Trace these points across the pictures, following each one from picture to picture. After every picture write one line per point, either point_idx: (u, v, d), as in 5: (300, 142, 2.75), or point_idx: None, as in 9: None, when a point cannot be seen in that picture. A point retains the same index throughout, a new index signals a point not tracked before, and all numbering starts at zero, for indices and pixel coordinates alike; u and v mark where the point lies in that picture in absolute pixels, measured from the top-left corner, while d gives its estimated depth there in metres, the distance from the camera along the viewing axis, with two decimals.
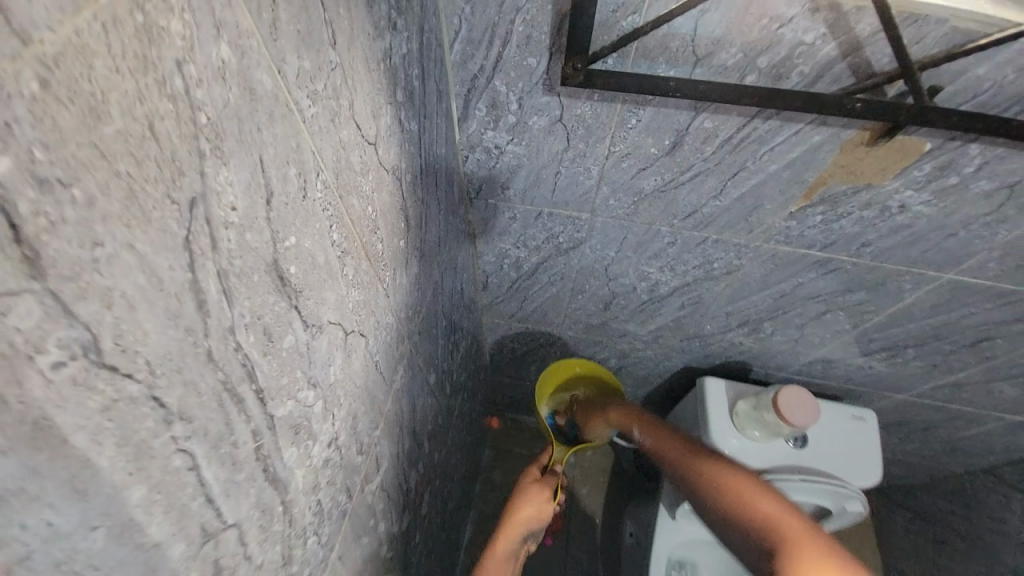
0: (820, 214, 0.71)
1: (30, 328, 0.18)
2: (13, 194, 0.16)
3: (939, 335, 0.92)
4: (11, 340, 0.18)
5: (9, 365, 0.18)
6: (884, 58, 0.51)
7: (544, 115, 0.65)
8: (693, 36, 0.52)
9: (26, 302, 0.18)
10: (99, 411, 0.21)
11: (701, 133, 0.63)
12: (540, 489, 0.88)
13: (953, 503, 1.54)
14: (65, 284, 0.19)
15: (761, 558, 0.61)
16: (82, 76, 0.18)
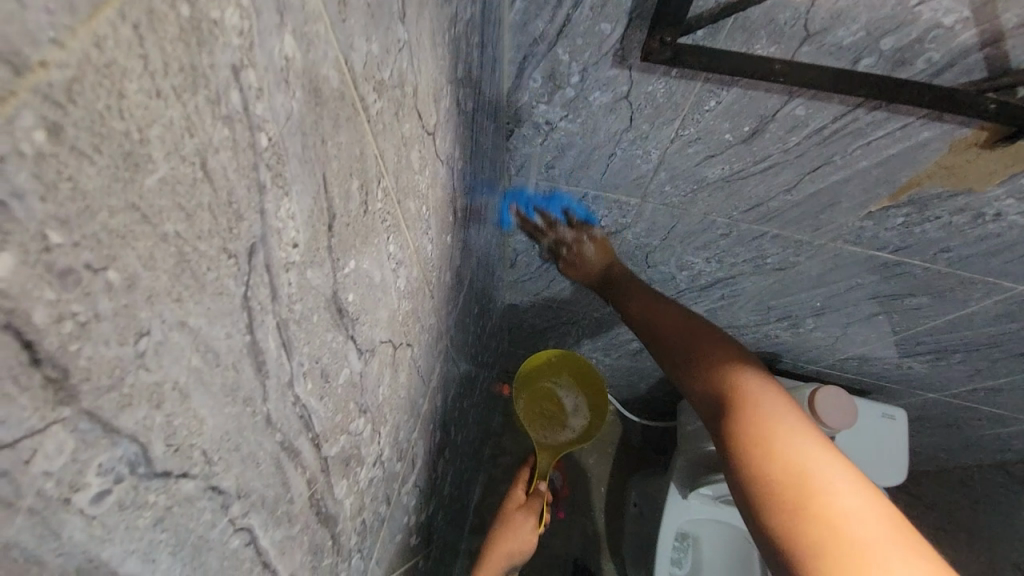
0: (903, 215, 0.64)
1: (63, 465, 0.14)
2: (28, 301, 0.12)
3: (995, 342, 0.87)
4: (43, 487, 0.14)
5: (41, 514, 0.14)
6: None
7: (609, 90, 0.57)
8: (809, 9, 0.44)
9: (55, 437, 0.14)
10: (150, 527, 0.18)
11: (789, 121, 0.55)
12: (527, 519, 0.91)
13: (958, 493, 1.56)
14: (102, 397, 0.15)
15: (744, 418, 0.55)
16: (111, 110, 0.13)
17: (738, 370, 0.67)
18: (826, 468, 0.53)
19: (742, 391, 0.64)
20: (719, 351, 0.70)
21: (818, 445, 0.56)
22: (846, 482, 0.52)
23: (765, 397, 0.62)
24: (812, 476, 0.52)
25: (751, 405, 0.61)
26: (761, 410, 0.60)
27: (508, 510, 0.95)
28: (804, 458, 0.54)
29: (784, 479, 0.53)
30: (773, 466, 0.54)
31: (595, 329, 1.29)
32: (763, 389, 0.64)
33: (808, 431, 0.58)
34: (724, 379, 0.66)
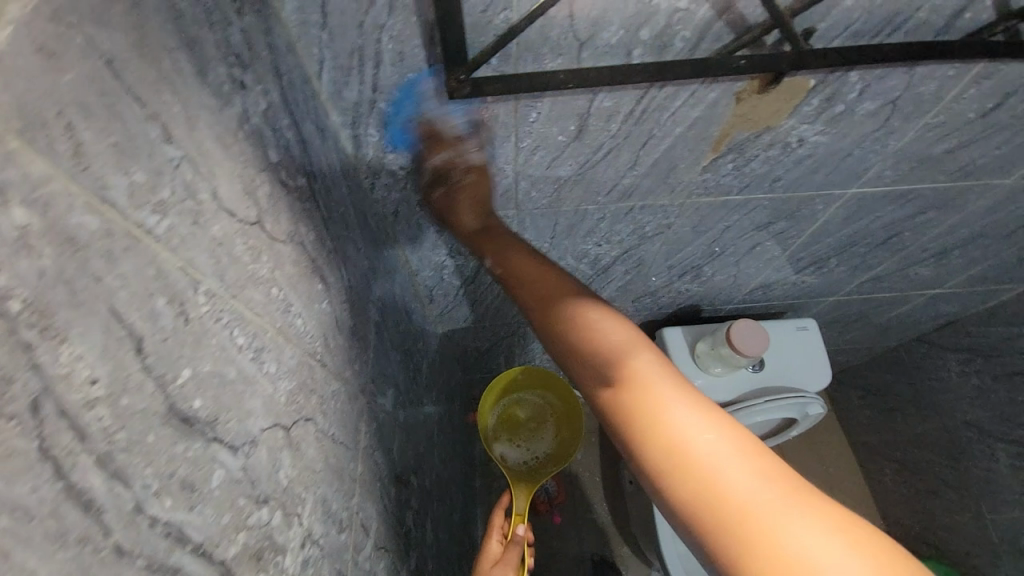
0: (731, 161, 0.73)
1: None
2: None
3: (855, 242, 1.00)
4: None
5: None
6: (756, 11, 0.51)
7: (441, 127, 0.61)
8: (571, 22, 0.50)
9: None
10: None
11: (603, 112, 0.62)
12: (503, 575, 0.82)
13: (895, 374, 1.78)
14: None
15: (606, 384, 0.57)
16: None
17: (575, 305, 0.62)
18: (705, 451, 0.49)
19: (628, 370, 0.56)
20: (569, 297, 0.63)
21: (707, 426, 0.51)
22: (736, 456, 0.48)
23: (615, 334, 0.59)
24: (683, 444, 0.50)
25: (635, 381, 0.55)
26: (643, 383, 0.55)
27: (485, 569, 0.85)
28: (686, 437, 0.50)
29: (673, 464, 0.50)
30: (662, 451, 0.51)
31: (534, 333, 1.33)
32: (628, 343, 0.58)
33: (678, 390, 0.54)
34: (606, 350, 0.58)
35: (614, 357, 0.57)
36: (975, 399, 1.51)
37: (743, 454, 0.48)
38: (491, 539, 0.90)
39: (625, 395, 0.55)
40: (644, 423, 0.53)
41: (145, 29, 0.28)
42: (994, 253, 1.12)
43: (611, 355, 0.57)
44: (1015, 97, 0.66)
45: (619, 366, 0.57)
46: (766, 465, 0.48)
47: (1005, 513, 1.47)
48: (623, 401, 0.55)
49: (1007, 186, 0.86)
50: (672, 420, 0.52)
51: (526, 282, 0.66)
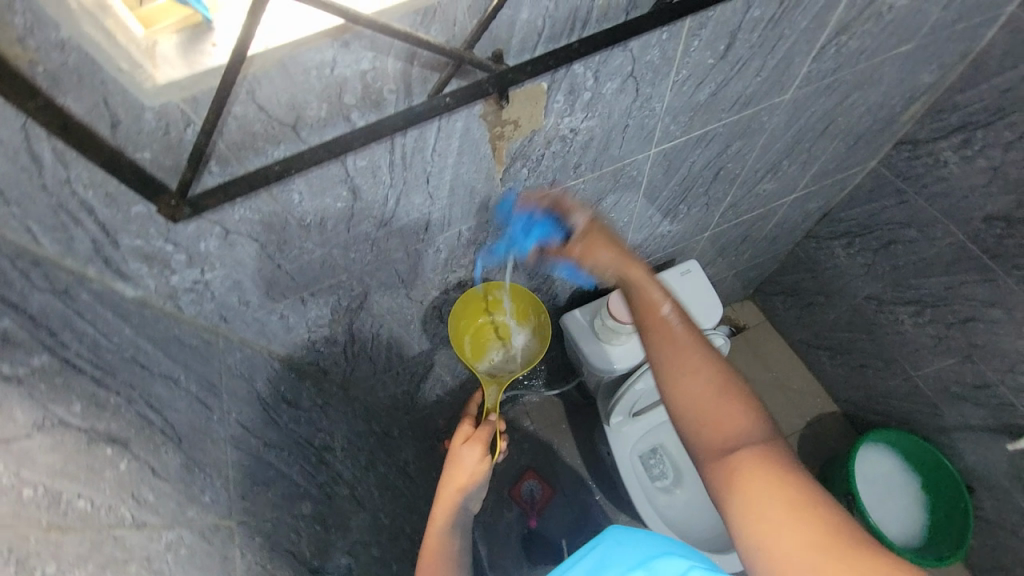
0: (522, 166, 0.75)
1: None
2: None
3: (688, 185, 1.05)
4: None
5: None
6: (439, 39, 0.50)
7: (209, 237, 0.60)
8: (266, 114, 0.49)
9: None
10: None
11: (366, 171, 0.62)
12: (473, 450, 0.85)
13: (801, 271, 1.89)
14: None
15: (725, 451, 0.62)
16: None
17: (712, 382, 0.67)
18: (781, 524, 0.53)
19: (744, 450, 0.61)
20: (703, 369, 0.68)
21: (793, 503, 0.54)
22: (821, 535, 0.51)
23: (738, 425, 0.63)
24: (797, 520, 0.53)
25: (744, 455, 0.60)
26: (751, 459, 0.59)
27: (455, 443, 0.88)
28: (790, 503, 0.54)
29: (766, 535, 0.54)
30: (761, 514, 0.55)
31: (451, 359, 1.35)
32: (744, 428, 0.63)
33: (776, 467, 0.58)
34: (731, 427, 0.63)
35: (734, 436, 0.63)
36: (865, 273, 1.62)
37: (833, 542, 0.51)
38: (461, 423, 0.91)
39: (731, 466, 0.60)
40: (752, 491, 0.57)
41: None
42: (822, 149, 1.20)
43: (732, 433, 0.63)
44: (740, 33, 0.69)
45: (738, 444, 0.62)
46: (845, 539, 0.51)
47: (927, 367, 1.55)
48: (724, 457, 0.61)
49: (789, 100, 0.92)
50: (787, 496, 0.55)
51: (667, 353, 0.71)
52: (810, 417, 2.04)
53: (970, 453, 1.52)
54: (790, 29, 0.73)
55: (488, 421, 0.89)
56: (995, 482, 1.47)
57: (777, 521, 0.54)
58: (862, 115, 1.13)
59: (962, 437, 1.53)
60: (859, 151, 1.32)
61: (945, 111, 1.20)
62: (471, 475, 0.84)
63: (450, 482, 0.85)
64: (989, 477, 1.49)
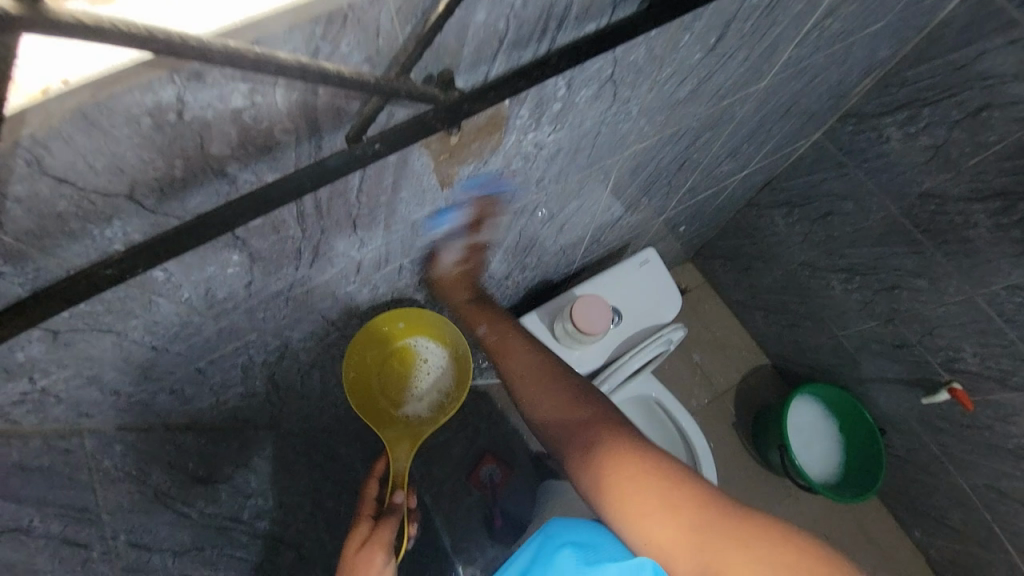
0: (475, 190, 0.60)
1: None
2: None
3: (653, 178, 0.95)
4: None
5: None
6: (358, 60, 0.33)
7: (29, 345, 0.41)
8: (79, 187, 0.31)
9: None
10: None
11: (265, 229, 0.44)
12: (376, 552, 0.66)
13: (740, 238, 1.91)
14: None
15: (582, 448, 0.64)
16: None
17: (574, 396, 0.70)
18: (651, 514, 0.54)
19: (592, 436, 0.64)
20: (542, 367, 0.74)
21: (653, 487, 0.56)
22: (673, 507, 0.54)
23: (591, 420, 0.66)
24: (644, 496, 0.56)
25: (599, 441, 0.63)
26: (602, 446, 0.62)
27: (352, 544, 0.68)
28: (639, 484, 0.57)
29: (628, 514, 0.56)
30: (621, 499, 0.57)
31: None
32: (597, 423, 0.66)
33: (633, 451, 0.60)
34: (584, 427, 0.66)
35: (592, 434, 0.65)
36: (801, 242, 1.66)
37: (689, 507, 0.53)
38: (361, 521, 0.72)
39: (584, 455, 0.63)
40: (609, 486, 0.59)
41: None
42: (781, 128, 1.14)
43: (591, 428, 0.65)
44: (733, 24, 0.57)
45: (592, 437, 0.64)
46: (706, 509, 0.53)
47: (851, 328, 1.66)
48: (592, 457, 0.62)
49: (764, 86, 0.82)
50: (632, 479, 0.57)
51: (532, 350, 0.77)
52: (746, 373, 2.12)
53: (885, 402, 1.68)
54: (783, 15, 0.62)
55: (394, 505, 0.70)
56: (904, 427, 1.66)
57: (630, 506, 0.56)
58: (823, 93, 1.07)
59: (877, 388, 1.69)
60: (811, 125, 1.27)
61: (894, 85, 1.19)
62: None
63: None
64: (896, 421, 1.68)
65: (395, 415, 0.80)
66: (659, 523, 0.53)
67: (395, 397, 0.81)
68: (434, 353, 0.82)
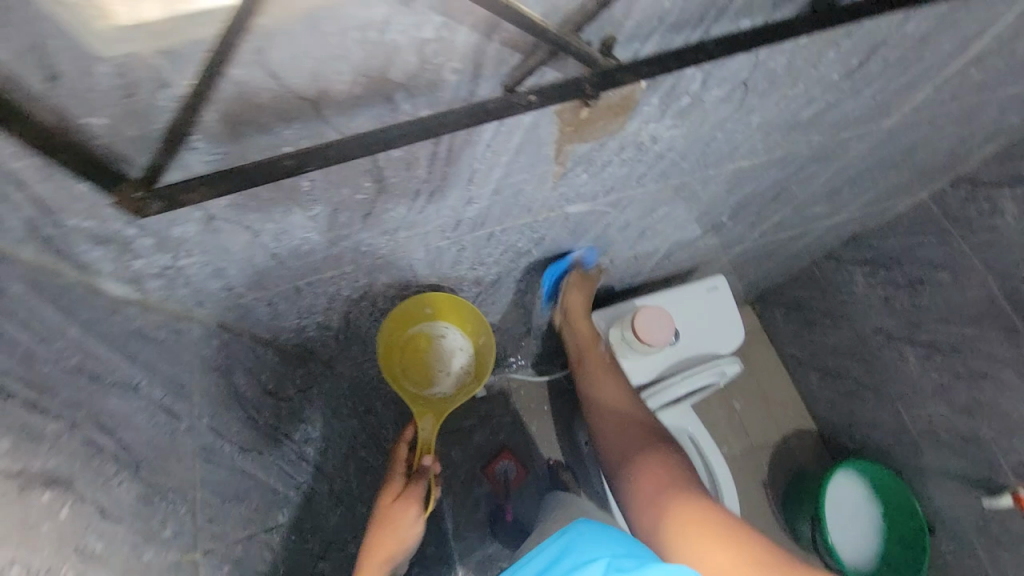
0: (582, 172, 0.62)
1: None
2: None
3: (744, 203, 0.93)
4: None
5: None
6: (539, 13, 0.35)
7: (187, 223, 0.47)
8: (281, 84, 0.35)
9: None
10: None
11: (399, 162, 0.48)
12: (407, 508, 0.75)
13: (811, 290, 1.80)
14: None
15: (658, 493, 0.77)
16: None
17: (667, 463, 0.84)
18: (702, 526, 0.64)
19: (673, 489, 0.76)
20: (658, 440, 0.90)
21: (708, 512, 0.66)
22: (717, 521, 0.64)
23: (672, 476, 0.79)
24: (698, 518, 0.66)
25: (675, 489, 0.76)
26: (676, 490, 0.75)
27: (385, 502, 0.77)
28: (700, 508, 0.68)
29: (684, 529, 0.66)
30: (680, 519, 0.68)
31: None
32: (678, 478, 0.79)
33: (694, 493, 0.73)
34: (668, 479, 0.79)
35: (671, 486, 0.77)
36: (881, 307, 1.55)
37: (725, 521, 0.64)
38: (393, 476, 0.80)
39: (660, 498, 0.76)
40: (674, 513, 0.70)
41: None
42: (885, 179, 1.09)
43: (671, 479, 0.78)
44: (881, 49, 0.56)
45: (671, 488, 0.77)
46: (735, 528, 0.63)
47: (918, 409, 1.53)
48: (669, 500, 0.74)
49: (887, 127, 0.79)
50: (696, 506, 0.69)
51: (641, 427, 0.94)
52: (787, 432, 2.01)
53: (940, 496, 1.55)
54: (932, 51, 0.60)
55: (423, 466, 0.77)
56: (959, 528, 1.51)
57: (686, 523, 0.66)
58: (941, 150, 1.02)
59: (934, 479, 1.55)
60: (919, 183, 1.20)
61: (1019, 157, 1.12)
62: (407, 535, 0.74)
63: (381, 543, 0.73)
64: (950, 521, 1.53)
65: (413, 392, 0.86)
66: (702, 531, 0.64)
67: (413, 375, 0.88)
68: (458, 336, 0.89)
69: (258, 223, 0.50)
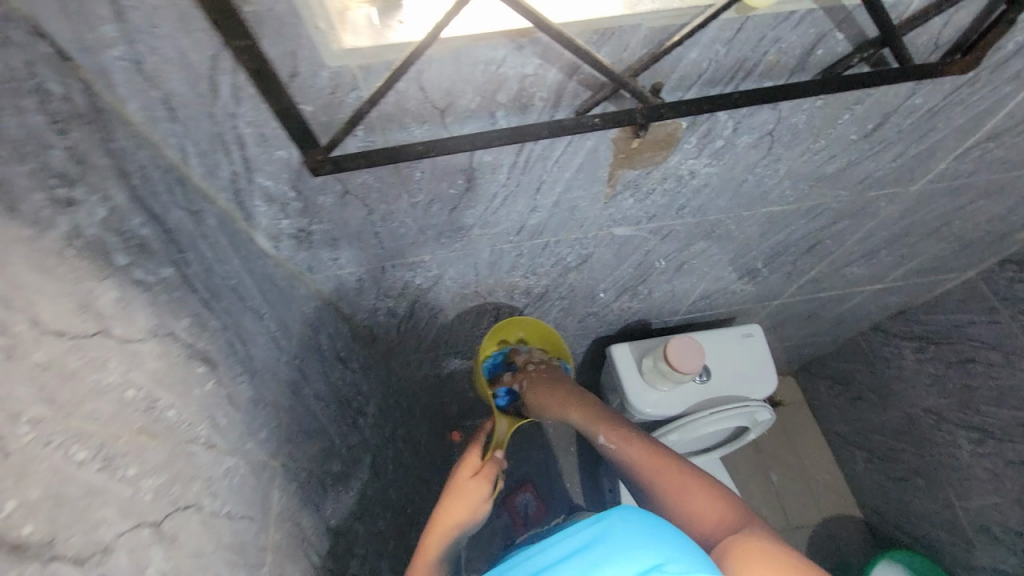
0: (629, 196, 0.75)
1: None
2: None
3: (779, 251, 1.02)
4: None
5: None
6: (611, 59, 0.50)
7: (328, 193, 0.62)
8: (425, 94, 0.51)
9: None
10: None
11: (488, 166, 0.63)
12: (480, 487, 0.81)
13: (857, 362, 1.74)
14: None
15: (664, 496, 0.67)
16: None
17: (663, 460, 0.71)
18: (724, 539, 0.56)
19: (680, 486, 0.67)
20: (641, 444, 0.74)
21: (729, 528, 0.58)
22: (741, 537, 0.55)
23: (676, 478, 0.68)
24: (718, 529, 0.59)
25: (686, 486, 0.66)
26: (688, 491, 0.65)
27: (459, 477, 0.83)
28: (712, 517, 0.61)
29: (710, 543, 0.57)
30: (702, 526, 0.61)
31: None
32: (683, 478, 0.67)
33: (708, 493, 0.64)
34: (670, 478, 0.68)
35: (678, 483, 0.67)
36: (931, 386, 1.49)
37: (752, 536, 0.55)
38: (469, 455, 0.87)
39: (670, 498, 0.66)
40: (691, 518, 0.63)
41: None
42: (924, 248, 1.14)
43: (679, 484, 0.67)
44: (893, 116, 0.67)
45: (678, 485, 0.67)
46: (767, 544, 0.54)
47: (974, 501, 1.42)
48: (681, 502, 0.65)
49: (915, 191, 0.88)
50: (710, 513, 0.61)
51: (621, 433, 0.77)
52: (827, 515, 1.89)
53: None
54: (943, 123, 0.70)
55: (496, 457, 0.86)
56: None
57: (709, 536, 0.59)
58: (979, 224, 1.07)
59: None
60: (962, 257, 1.23)
61: None
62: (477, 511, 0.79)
63: (446, 516, 0.78)
64: None
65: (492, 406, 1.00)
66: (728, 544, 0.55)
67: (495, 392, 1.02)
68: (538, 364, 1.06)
69: (376, 202, 0.66)
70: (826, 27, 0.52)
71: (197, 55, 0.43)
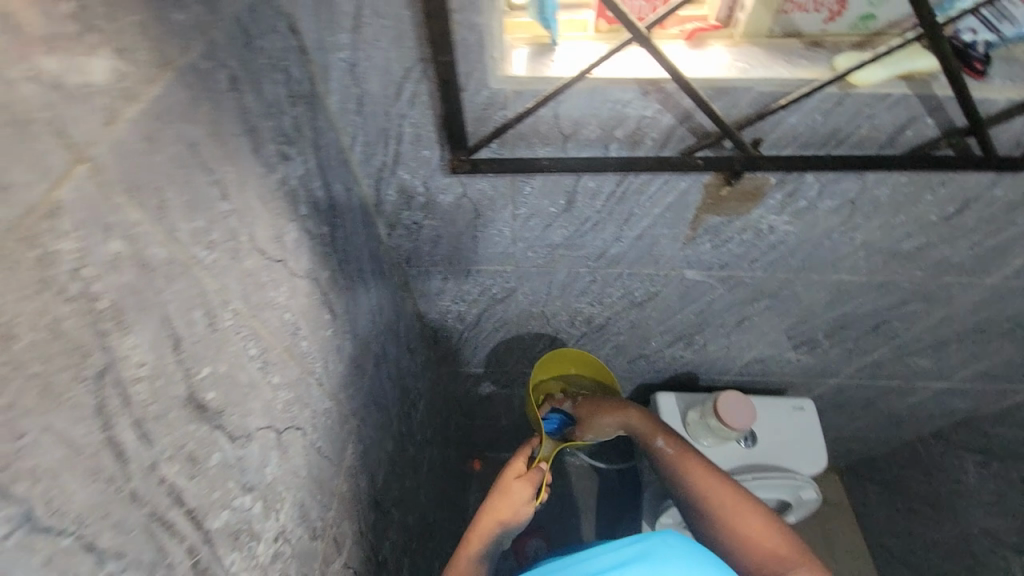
0: (707, 241, 0.81)
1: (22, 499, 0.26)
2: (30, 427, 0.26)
3: (843, 324, 1.03)
4: (36, 516, 0.27)
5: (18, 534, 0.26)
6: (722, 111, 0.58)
7: (449, 193, 0.73)
8: (557, 121, 0.61)
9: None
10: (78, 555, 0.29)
11: (589, 191, 0.72)
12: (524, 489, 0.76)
13: (912, 470, 1.58)
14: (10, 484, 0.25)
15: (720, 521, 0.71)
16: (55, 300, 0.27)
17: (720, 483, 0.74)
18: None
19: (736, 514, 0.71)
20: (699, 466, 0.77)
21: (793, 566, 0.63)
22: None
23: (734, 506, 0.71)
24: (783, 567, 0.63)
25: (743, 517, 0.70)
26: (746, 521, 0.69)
27: (505, 477, 0.78)
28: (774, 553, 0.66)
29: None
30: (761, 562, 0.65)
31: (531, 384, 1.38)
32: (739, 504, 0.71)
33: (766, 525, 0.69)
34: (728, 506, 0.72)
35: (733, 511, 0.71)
36: (991, 503, 1.30)
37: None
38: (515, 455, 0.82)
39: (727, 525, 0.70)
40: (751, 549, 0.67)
41: (230, 139, 0.41)
42: (997, 349, 1.11)
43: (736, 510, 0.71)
44: (973, 204, 0.72)
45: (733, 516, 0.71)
46: None
47: None
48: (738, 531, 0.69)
49: (991, 284, 0.89)
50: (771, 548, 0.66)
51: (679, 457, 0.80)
52: None
53: None
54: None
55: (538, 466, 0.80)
56: None
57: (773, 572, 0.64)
58: None
59: None
60: None
61: None
62: (517, 515, 0.74)
63: (489, 511, 0.75)
64: None
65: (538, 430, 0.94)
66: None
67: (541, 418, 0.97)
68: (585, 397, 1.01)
69: (484, 207, 0.76)
70: (917, 112, 0.58)
71: (396, 65, 0.55)
